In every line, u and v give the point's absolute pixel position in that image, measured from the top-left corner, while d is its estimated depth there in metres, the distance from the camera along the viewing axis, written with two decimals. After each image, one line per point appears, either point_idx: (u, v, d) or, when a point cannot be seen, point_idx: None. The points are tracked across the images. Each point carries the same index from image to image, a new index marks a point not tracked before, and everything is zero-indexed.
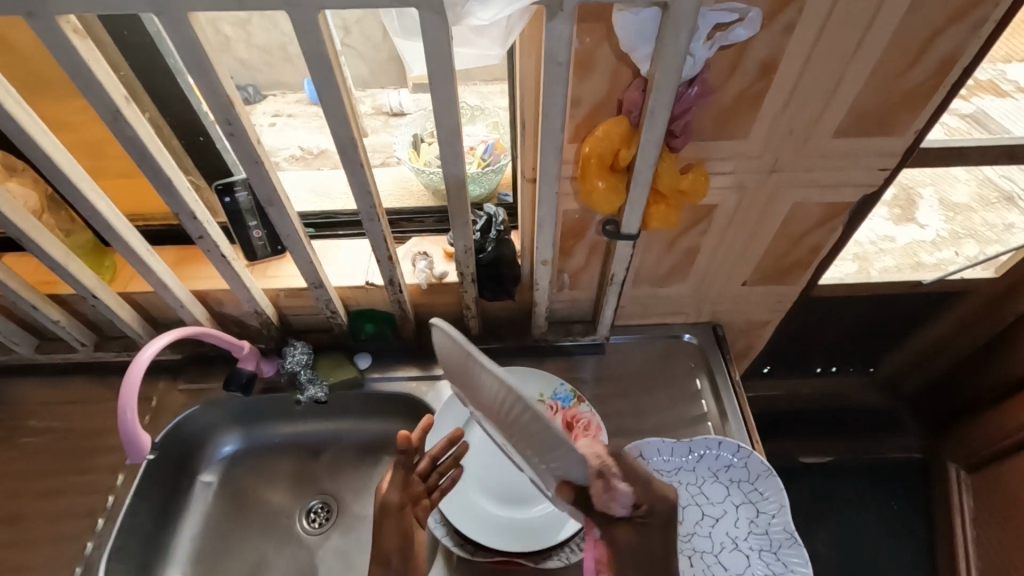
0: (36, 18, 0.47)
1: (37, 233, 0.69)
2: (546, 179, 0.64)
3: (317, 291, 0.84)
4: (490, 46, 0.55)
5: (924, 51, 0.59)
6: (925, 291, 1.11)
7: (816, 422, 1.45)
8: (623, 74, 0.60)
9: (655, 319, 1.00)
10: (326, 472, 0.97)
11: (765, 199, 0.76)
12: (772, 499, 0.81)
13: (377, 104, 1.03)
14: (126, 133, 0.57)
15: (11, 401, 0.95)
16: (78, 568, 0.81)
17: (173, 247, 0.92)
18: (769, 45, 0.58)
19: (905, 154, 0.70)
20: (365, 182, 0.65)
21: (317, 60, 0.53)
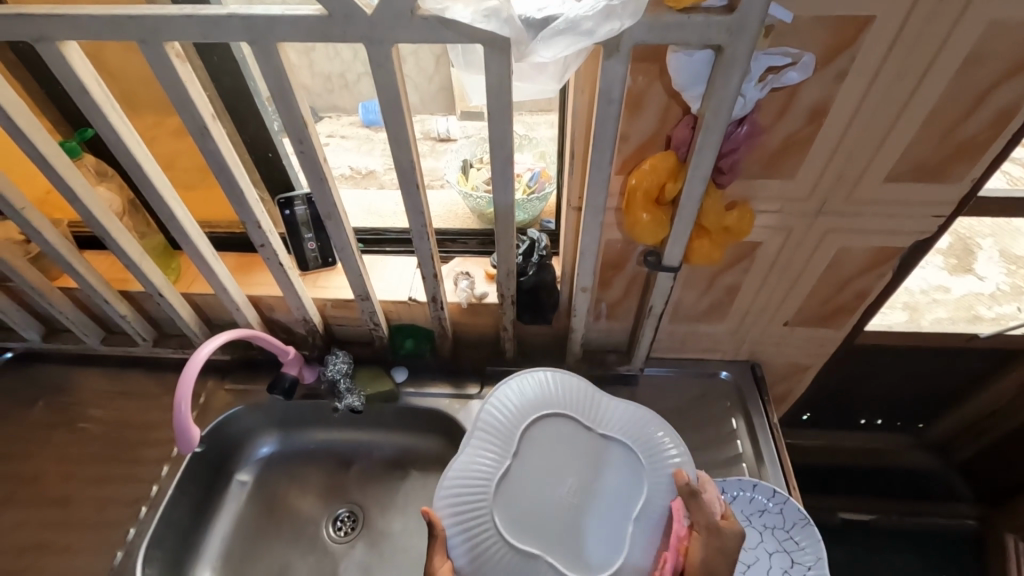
0: (147, 44, 0.53)
1: (119, 234, 0.75)
2: (592, 208, 0.66)
3: (363, 303, 0.87)
4: (547, 82, 0.58)
5: (983, 101, 0.59)
6: (981, 347, 1.06)
7: (860, 478, 1.38)
8: (673, 111, 0.62)
9: (692, 355, 0.99)
10: (356, 482, 0.99)
11: (811, 240, 0.75)
12: (809, 550, 0.78)
13: (427, 129, 1.09)
14: (210, 147, 0.63)
15: (76, 388, 1.02)
16: (118, 554, 0.84)
17: (234, 254, 0.99)
18: (821, 89, 0.59)
19: (961, 203, 0.69)
20: (418, 203, 0.69)
21: (386, 89, 0.57)
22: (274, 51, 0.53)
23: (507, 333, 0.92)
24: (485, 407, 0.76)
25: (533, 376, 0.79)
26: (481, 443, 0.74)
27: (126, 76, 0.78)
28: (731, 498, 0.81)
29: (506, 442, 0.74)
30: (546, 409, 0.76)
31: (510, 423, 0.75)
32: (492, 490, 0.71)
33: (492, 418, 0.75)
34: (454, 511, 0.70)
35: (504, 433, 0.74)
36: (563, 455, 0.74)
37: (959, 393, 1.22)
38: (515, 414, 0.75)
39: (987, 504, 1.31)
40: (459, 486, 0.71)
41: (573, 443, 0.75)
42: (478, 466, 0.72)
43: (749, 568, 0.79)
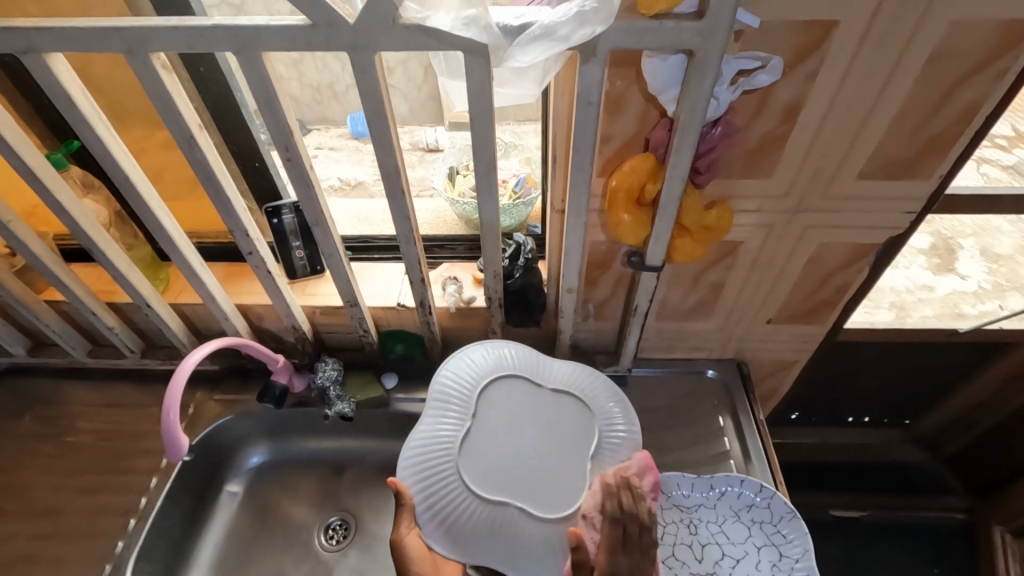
0: (134, 55, 0.54)
1: (106, 245, 0.76)
2: (575, 210, 0.68)
3: (352, 309, 0.88)
4: (527, 87, 0.59)
5: (947, 99, 0.61)
6: (963, 341, 1.08)
7: (849, 475, 1.39)
8: (651, 114, 0.64)
9: (679, 355, 1.00)
10: (348, 489, 0.99)
11: (789, 239, 0.78)
12: (797, 543, 0.79)
13: (415, 140, 1.11)
14: (197, 156, 0.64)
15: (63, 401, 1.01)
16: (107, 566, 0.83)
17: (223, 264, 0.99)
18: (791, 91, 0.61)
19: (931, 199, 0.71)
20: (404, 208, 0.70)
21: (370, 95, 0.58)
22: (259, 60, 0.55)
23: (496, 336, 0.93)
24: (439, 376, 0.78)
25: (482, 344, 0.82)
26: (438, 409, 0.76)
27: (112, 88, 0.78)
28: (719, 493, 0.82)
29: (463, 404, 0.77)
30: (497, 372, 0.80)
31: (465, 388, 0.78)
32: (455, 450, 0.74)
33: (451, 387, 0.78)
34: (420, 475, 0.72)
35: (460, 397, 0.77)
36: (517, 411, 0.78)
37: (944, 387, 1.24)
38: (469, 379, 0.79)
39: (975, 496, 1.32)
40: (423, 452, 0.73)
41: (526, 400, 0.79)
42: (439, 432, 0.75)
43: (738, 562, 0.80)
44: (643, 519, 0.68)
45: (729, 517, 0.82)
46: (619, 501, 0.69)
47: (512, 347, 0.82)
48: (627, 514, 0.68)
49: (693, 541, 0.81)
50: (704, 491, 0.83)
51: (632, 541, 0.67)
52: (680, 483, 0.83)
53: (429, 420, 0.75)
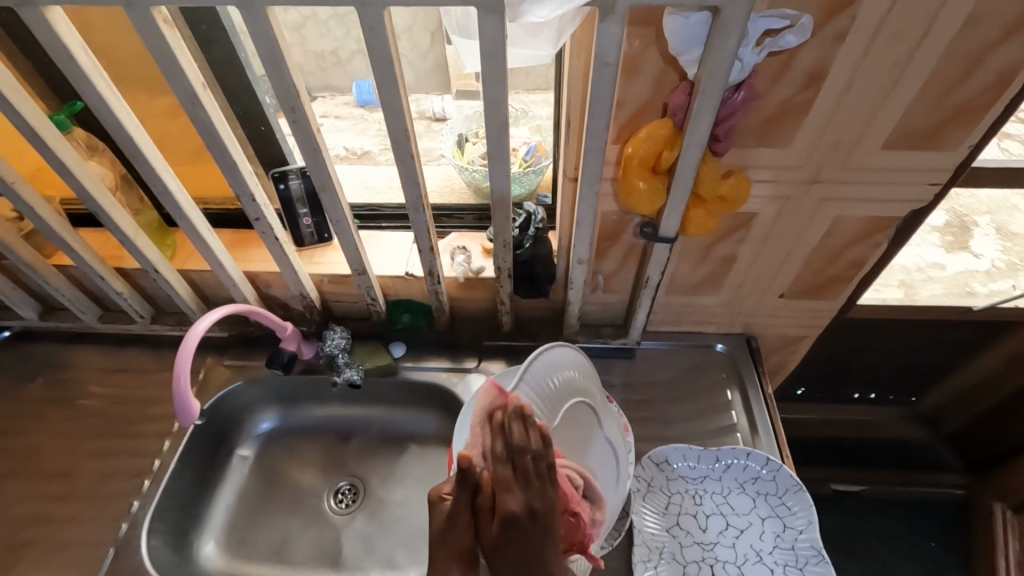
0: (132, 8, 0.52)
1: (112, 208, 0.75)
2: (588, 177, 0.66)
3: (360, 278, 0.87)
4: (542, 46, 0.57)
5: (980, 65, 0.58)
6: (975, 319, 1.07)
7: (852, 453, 1.40)
8: (670, 78, 0.62)
9: (686, 329, 0.99)
10: (356, 455, 1.01)
11: (806, 210, 0.75)
12: (801, 515, 0.80)
13: (421, 108, 1.03)
14: (200, 117, 0.62)
15: (76, 364, 1.03)
16: (123, 525, 0.85)
17: (230, 230, 0.99)
18: (818, 54, 0.59)
19: (957, 170, 0.69)
20: (413, 175, 0.68)
21: (378, 56, 0.56)
22: (263, 15, 0.52)
23: (504, 307, 0.92)
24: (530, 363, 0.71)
25: (570, 350, 0.76)
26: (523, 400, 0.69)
27: (115, 46, 0.76)
28: (725, 465, 0.83)
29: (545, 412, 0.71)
30: (575, 395, 0.75)
31: (546, 388, 0.72)
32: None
33: (537, 380, 0.71)
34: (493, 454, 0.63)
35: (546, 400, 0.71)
36: (575, 441, 0.75)
37: (950, 366, 1.23)
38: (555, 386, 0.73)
39: (974, 474, 1.33)
40: None
41: (584, 431, 0.76)
42: None
43: (742, 533, 0.80)
44: (535, 451, 0.59)
45: (734, 488, 0.83)
46: (507, 433, 0.60)
47: (582, 367, 0.77)
48: (518, 451, 0.58)
49: (698, 511, 0.82)
50: (710, 463, 0.84)
51: (522, 477, 0.58)
52: (685, 455, 0.84)
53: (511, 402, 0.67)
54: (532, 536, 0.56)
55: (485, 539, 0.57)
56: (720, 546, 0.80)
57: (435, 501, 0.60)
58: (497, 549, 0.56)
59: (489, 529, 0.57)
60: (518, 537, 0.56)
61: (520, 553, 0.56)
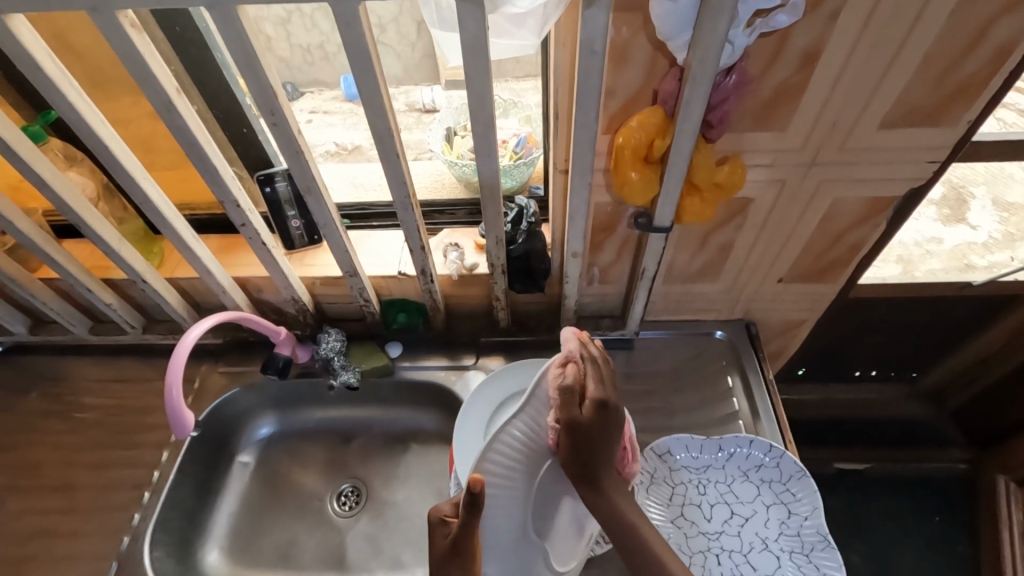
0: (98, 14, 0.50)
1: (95, 221, 0.73)
2: (580, 169, 0.64)
3: (352, 280, 0.86)
4: (526, 36, 0.56)
5: (980, 39, 0.57)
6: (976, 294, 1.05)
7: (854, 432, 1.39)
8: (659, 64, 0.60)
9: (685, 317, 0.98)
10: (358, 457, 1.00)
11: (804, 195, 0.74)
12: (805, 501, 0.80)
13: (411, 100, 0.99)
14: (177, 123, 0.60)
15: (69, 377, 1.01)
16: (125, 538, 0.85)
17: (218, 235, 0.97)
18: (813, 33, 0.57)
19: (956, 148, 0.67)
20: (399, 173, 0.67)
21: (356, 52, 0.54)
22: (235, 15, 0.50)
23: (499, 302, 0.91)
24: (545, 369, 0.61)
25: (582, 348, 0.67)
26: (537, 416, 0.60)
27: (88, 53, 0.74)
28: (728, 454, 0.83)
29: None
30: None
31: None
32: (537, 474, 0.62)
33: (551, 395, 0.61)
34: (502, 476, 0.59)
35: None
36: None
37: (951, 341, 1.22)
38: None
39: (978, 448, 1.33)
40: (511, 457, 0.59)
41: None
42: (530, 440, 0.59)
43: (747, 521, 0.80)
44: (616, 366, 0.64)
45: (738, 476, 0.82)
46: (591, 347, 0.64)
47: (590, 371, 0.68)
48: (603, 361, 0.63)
49: (702, 501, 0.82)
50: (713, 452, 0.83)
51: (611, 378, 0.62)
52: (688, 445, 0.84)
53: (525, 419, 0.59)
54: (613, 431, 0.61)
55: (576, 420, 0.58)
56: (726, 535, 0.79)
57: (434, 523, 0.57)
58: (588, 431, 0.58)
59: (580, 410, 0.59)
60: (604, 423, 0.59)
61: (605, 435, 0.60)
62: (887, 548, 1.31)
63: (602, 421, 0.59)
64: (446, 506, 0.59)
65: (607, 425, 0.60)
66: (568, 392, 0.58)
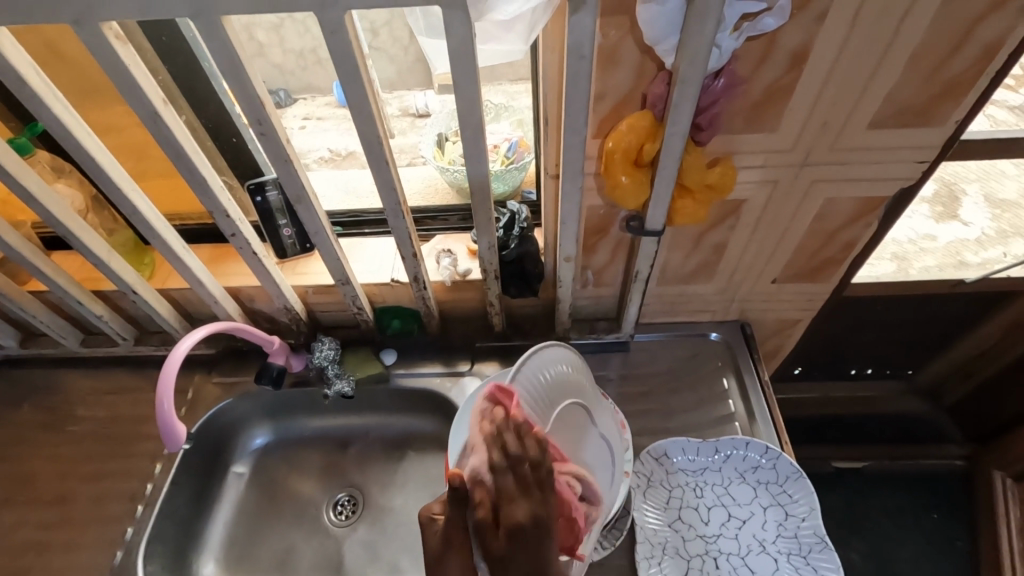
0: (81, 25, 0.49)
1: (83, 233, 0.72)
2: (570, 174, 0.64)
3: (345, 287, 0.86)
4: (514, 42, 0.56)
5: (967, 38, 0.57)
6: (969, 291, 1.06)
7: (852, 429, 1.39)
8: (648, 68, 0.60)
9: (681, 318, 0.98)
10: (354, 464, 0.99)
11: (795, 195, 0.74)
12: (802, 502, 0.79)
13: (404, 105, 1.02)
14: (164, 134, 0.60)
15: (60, 389, 1.00)
16: (118, 552, 0.84)
17: (209, 244, 0.96)
18: (800, 34, 0.57)
19: (946, 146, 0.68)
20: (389, 180, 0.66)
21: (343, 60, 0.54)
22: (220, 25, 0.50)
23: (493, 308, 0.90)
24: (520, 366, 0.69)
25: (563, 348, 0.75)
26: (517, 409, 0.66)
27: (75, 64, 0.74)
28: (724, 456, 0.82)
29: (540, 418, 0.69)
30: (568, 393, 0.73)
31: (539, 393, 0.69)
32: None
33: (527, 386, 0.69)
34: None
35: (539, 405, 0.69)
36: (572, 443, 0.72)
37: (946, 337, 1.23)
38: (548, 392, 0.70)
39: (975, 444, 1.33)
40: None
41: (579, 433, 0.73)
42: None
43: (744, 523, 0.80)
44: (534, 458, 0.56)
45: (735, 479, 0.82)
46: (501, 445, 0.57)
47: (568, 364, 0.74)
48: (518, 460, 0.56)
49: (699, 503, 0.81)
50: (710, 454, 0.83)
51: (524, 486, 0.55)
52: (685, 448, 0.83)
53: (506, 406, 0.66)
54: (545, 547, 0.53)
55: (494, 550, 0.53)
56: (723, 538, 0.79)
57: (425, 522, 0.58)
58: (507, 563, 0.52)
59: (495, 539, 0.53)
60: (524, 545, 0.53)
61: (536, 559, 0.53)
62: (886, 545, 1.32)
63: (520, 547, 0.52)
64: (438, 504, 0.60)
65: (529, 548, 0.53)
66: (478, 523, 0.53)
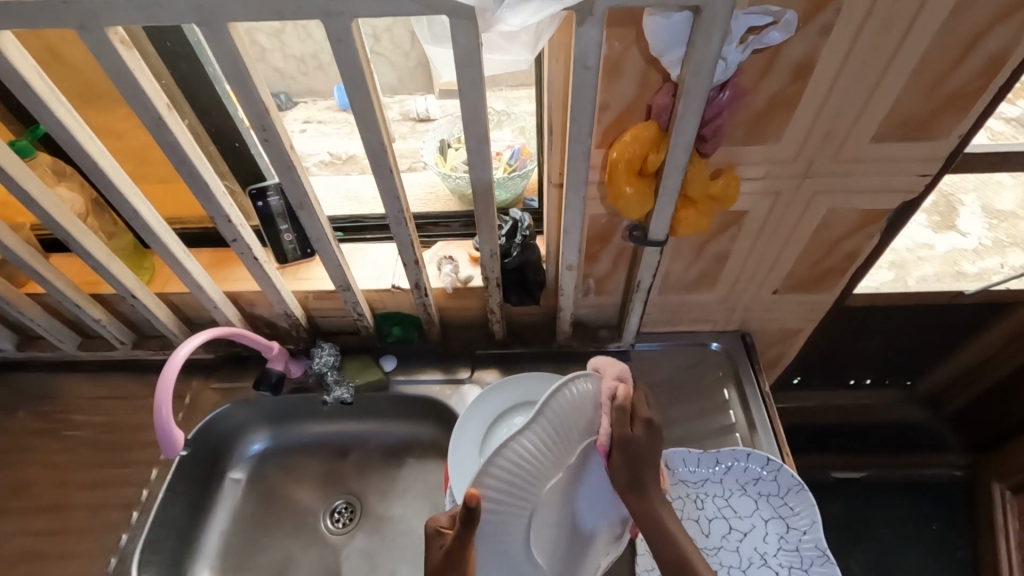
0: (87, 31, 0.49)
1: (84, 236, 0.72)
2: (574, 183, 0.64)
3: (345, 294, 0.85)
4: (520, 52, 0.56)
5: (970, 51, 0.57)
6: (968, 302, 1.06)
7: (853, 439, 1.39)
8: (653, 79, 0.60)
9: (682, 327, 0.98)
10: (352, 472, 0.98)
11: (798, 206, 0.74)
12: (804, 515, 0.79)
13: (405, 109, 1.01)
14: (168, 139, 0.59)
15: (57, 395, 0.99)
16: (113, 560, 0.83)
17: (209, 249, 0.96)
18: (804, 47, 0.57)
19: (949, 158, 0.68)
20: (393, 187, 0.66)
21: (349, 68, 0.54)
22: (226, 32, 0.50)
23: (495, 315, 0.90)
24: (557, 394, 0.60)
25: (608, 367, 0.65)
26: (545, 437, 0.59)
27: (78, 68, 0.74)
28: (725, 468, 0.82)
29: (567, 446, 0.62)
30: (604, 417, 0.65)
31: (570, 423, 0.61)
32: (539, 492, 0.61)
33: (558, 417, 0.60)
34: (499, 494, 0.58)
35: (571, 434, 0.62)
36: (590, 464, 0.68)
37: (945, 347, 1.22)
38: (585, 417, 0.62)
39: (975, 453, 1.33)
40: (514, 477, 0.58)
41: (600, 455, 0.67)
42: (536, 457, 0.59)
43: (746, 536, 0.80)
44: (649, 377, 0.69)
45: (736, 491, 0.82)
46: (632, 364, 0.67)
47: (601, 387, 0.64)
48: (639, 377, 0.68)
49: (701, 515, 0.81)
50: (711, 465, 0.82)
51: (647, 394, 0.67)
52: (686, 459, 0.82)
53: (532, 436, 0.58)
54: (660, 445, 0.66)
55: (629, 438, 0.62)
56: (724, 551, 0.80)
57: (431, 535, 0.58)
58: (638, 447, 0.63)
59: (635, 427, 0.63)
60: (654, 436, 0.64)
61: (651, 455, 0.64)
62: (886, 555, 1.31)
63: (652, 436, 0.64)
64: (444, 518, 0.60)
65: (655, 442, 0.64)
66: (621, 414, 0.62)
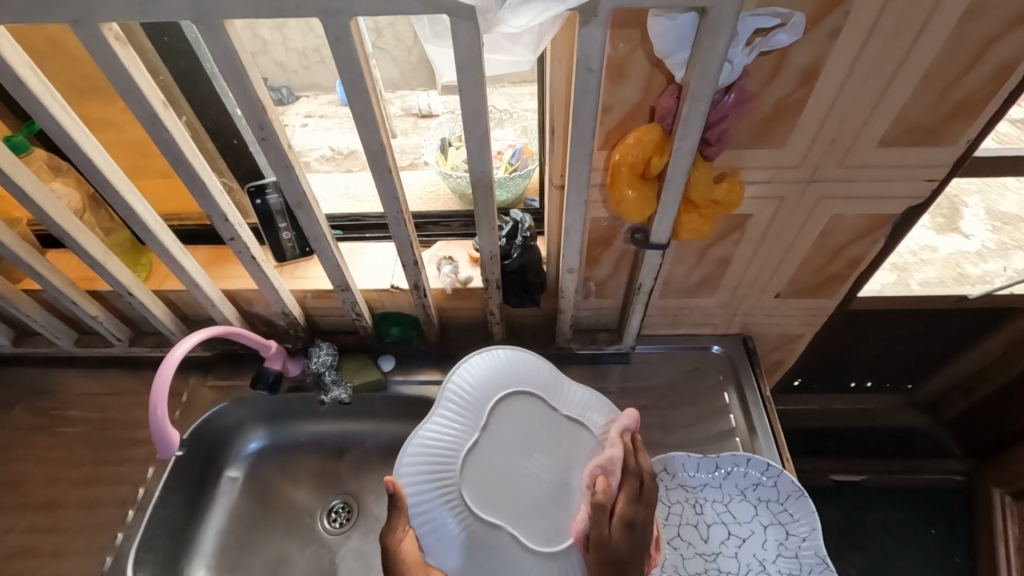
0: (81, 27, 0.48)
1: (80, 234, 0.71)
2: (575, 187, 0.63)
3: (344, 294, 0.85)
4: (522, 53, 0.55)
5: (980, 58, 0.56)
6: (971, 307, 1.04)
7: (852, 444, 1.38)
8: (657, 81, 0.59)
9: (683, 330, 0.97)
10: (349, 472, 0.98)
11: (802, 211, 0.73)
12: (803, 522, 0.78)
13: (407, 105, 1.00)
14: (163, 137, 0.58)
15: (53, 390, 0.99)
16: (108, 558, 0.83)
17: (206, 247, 0.95)
18: (812, 51, 0.56)
19: (956, 165, 0.67)
20: (392, 188, 0.65)
21: (347, 67, 0.53)
22: (222, 29, 0.49)
23: (494, 317, 0.90)
24: (449, 378, 0.74)
25: (505, 351, 0.78)
26: (448, 415, 0.72)
27: (75, 62, 0.73)
28: (725, 473, 0.81)
29: (476, 418, 0.72)
30: (512, 389, 0.75)
31: (478, 399, 0.73)
32: (463, 463, 0.69)
33: (458, 393, 0.73)
34: (423, 472, 0.69)
35: (475, 407, 0.73)
36: (528, 433, 0.73)
37: (948, 352, 1.22)
38: (485, 391, 0.74)
39: (974, 459, 1.33)
40: (432, 454, 0.69)
41: (535, 419, 0.74)
42: (446, 434, 0.71)
43: (744, 542, 0.79)
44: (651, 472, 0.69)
45: (735, 496, 0.81)
46: (631, 456, 0.70)
47: (503, 359, 0.77)
48: (640, 470, 0.69)
49: (699, 521, 0.81)
50: (710, 471, 0.82)
51: (641, 493, 0.67)
52: (685, 463, 0.82)
53: (439, 416, 0.72)
54: (643, 549, 0.64)
55: (603, 535, 0.63)
56: (723, 556, 0.79)
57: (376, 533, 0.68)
58: (613, 547, 0.63)
59: (608, 524, 0.64)
60: (632, 539, 0.63)
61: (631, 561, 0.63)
62: (884, 560, 1.30)
63: (630, 537, 0.63)
64: None
65: (635, 544, 0.63)
66: (598, 508, 0.64)
